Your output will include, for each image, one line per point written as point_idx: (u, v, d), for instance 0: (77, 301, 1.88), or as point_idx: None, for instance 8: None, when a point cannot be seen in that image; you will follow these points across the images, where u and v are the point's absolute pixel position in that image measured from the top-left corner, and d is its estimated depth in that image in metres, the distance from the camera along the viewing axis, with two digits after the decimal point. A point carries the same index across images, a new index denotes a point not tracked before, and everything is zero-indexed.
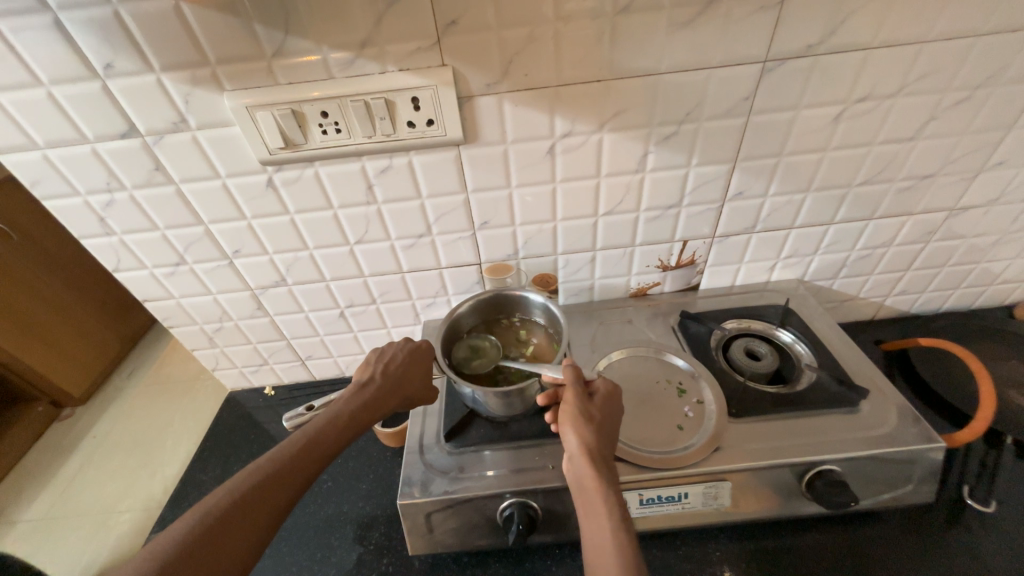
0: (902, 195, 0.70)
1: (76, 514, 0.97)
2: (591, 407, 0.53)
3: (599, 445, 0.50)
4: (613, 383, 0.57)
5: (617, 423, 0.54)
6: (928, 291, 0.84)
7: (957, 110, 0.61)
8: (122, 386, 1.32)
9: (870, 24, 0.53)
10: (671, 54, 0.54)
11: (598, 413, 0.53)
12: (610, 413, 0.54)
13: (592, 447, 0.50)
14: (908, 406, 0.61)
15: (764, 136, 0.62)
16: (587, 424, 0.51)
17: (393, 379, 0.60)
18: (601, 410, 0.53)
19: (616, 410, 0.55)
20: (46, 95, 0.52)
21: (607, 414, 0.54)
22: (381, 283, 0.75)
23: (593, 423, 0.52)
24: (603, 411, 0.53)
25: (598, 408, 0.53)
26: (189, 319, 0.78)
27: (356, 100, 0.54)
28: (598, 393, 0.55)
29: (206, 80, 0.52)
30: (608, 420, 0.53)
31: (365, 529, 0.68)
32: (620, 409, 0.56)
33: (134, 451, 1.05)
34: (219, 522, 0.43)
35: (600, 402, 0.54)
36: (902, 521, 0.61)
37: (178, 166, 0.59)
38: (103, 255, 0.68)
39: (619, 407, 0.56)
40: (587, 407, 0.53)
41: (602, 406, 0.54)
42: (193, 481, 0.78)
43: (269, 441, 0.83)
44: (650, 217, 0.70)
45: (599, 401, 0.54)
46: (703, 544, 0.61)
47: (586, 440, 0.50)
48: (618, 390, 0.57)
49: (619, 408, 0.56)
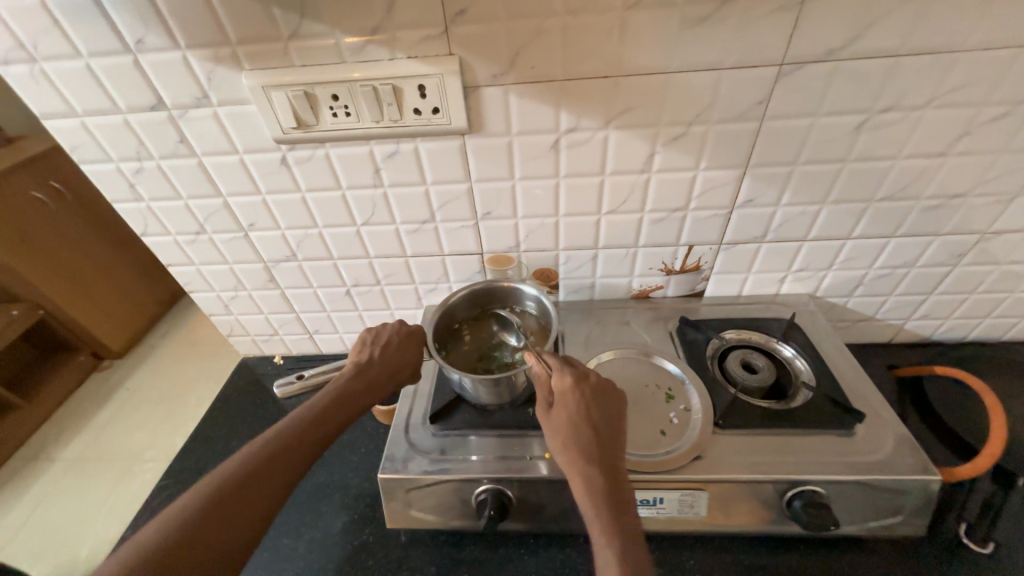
0: (928, 214, 0.66)
1: (102, 460, 1.04)
2: (554, 422, 0.54)
3: (570, 460, 0.51)
4: (562, 378, 0.54)
5: (587, 418, 0.52)
6: (953, 318, 0.80)
7: (992, 127, 0.57)
8: (156, 344, 1.41)
9: (897, 30, 0.51)
10: (681, 53, 0.53)
11: (560, 424, 0.53)
12: (571, 415, 0.53)
13: (566, 467, 0.51)
14: (908, 434, 0.58)
15: (777, 143, 0.60)
16: (556, 443, 0.53)
17: (390, 363, 0.62)
18: (559, 420, 0.53)
19: (578, 406, 0.53)
20: (84, 66, 0.56)
21: (566, 421, 0.53)
22: (385, 265, 0.77)
23: (558, 440, 0.53)
24: (562, 420, 0.53)
25: (557, 420, 0.53)
26: (207, 285, 0.83)
27: (364, 85, 0.55)
28: (554, 400, 0.55)
29: (227, 59, 0.55)
30: (572, 425, 0.52)
31: (351, 500, 0.71)
32: (584, 402, 0.53)
33: (162, 407, 1.13)
34: (230, 492, 0.46)
35: (557, 409, 0.54)
36: (889, 551, 0.59)
37: (200, 141, 0.63)
38: (132, 219, 0.73)
39: (582, 402, 0.53)
40: (550, 425, 0.54)
41: (560, 416, 0.53)
42: (201, 438, 0.83)
43: (272, 408, 0.88)
44: (655, 218, 0.69)
45: (558, 408, 0.54)
46: (677, 551, 0.60)
47: (561, 461, 0.52)
48: (571, 381, 0.54)
49: (582, 401, 0.53)
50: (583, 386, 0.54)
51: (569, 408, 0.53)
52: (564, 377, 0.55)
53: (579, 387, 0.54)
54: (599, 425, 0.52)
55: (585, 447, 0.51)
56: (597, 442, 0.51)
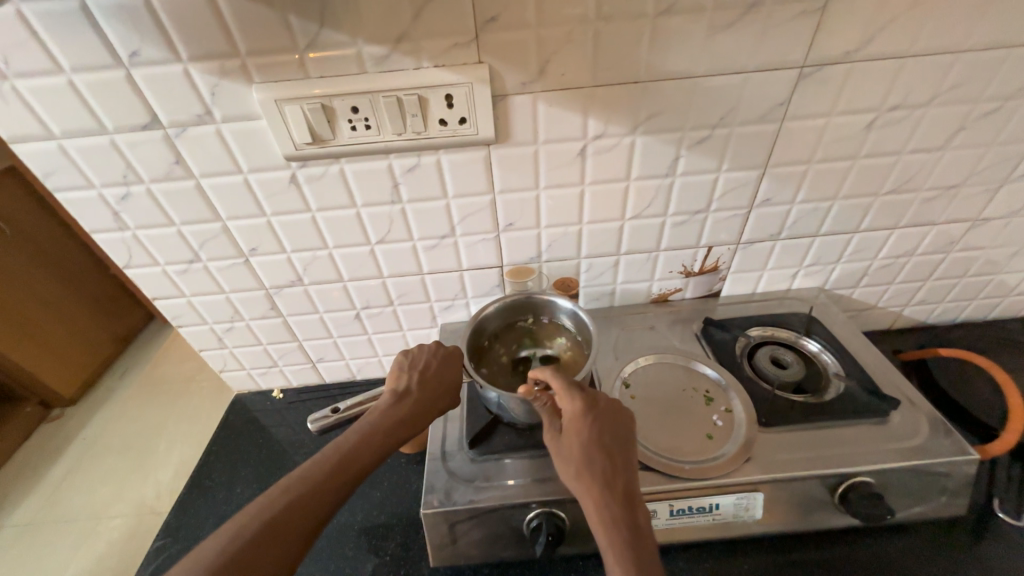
0: (927, 205, 0.70)
1: (65, 520, 0.93)
2: (565, 447, 0.51)
3: (585, 487, 0.48)
4: (572, 403, 0.51)
5: (600, 442, 0.50)
6: (946, 302, 0.84)
7: (986, 122, 0.61)
8: (114, 387, 1.27)
9: (907, 33, 0.53)
10: (708, 57, 0.53)
11: (571, 448, 0.50)
12: (584, 440, 0.50)
13: (581, 494, 0.49)
14: (939, 418, 0.61)
15: (795, 143, 0.62)
16: (568, 470, 0.50)
17: (428, 391, 0.57)
18: (570, 445, 0.50)
19: (590, 430, 0.50)
20: (67, 82, 0.50)
21: (579, 446, 0.50)
22: (400, 284, 0.73)
23: (572, 467, 0.50)
24: (574, 446, 0.50)
25: (569, 446, 0.50)
26: (199, 318, 0.76)
27: (388, 97, 0.53)
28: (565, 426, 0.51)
29: (235, 72, 0.51)
30: (585, 449, 0.49)
31: (380, 539, 0.65)
32: (597, 425, 0.50)
33: (127, 455, 1.01)
34: (249, 545, 0.41)
35: (568, 434, 0.51)
36: (930, 534, 0.60)
37: (199, 161, 0.58)
38: (114, 251, 0.66)
39: (593, 426, 0.50)
40: (561, 451, 0.51)
41: (572, 442, 0.50)
42: (198, 487, 0.76)
43: (277, 447, 0.81)
44: (677, 221, 0.69)
45: (569, 434, 0.51)
46: (731, 557, 0.59)
47: (575, 489, 0.49)
48: (581, 405, 0.51)
49: (594, 425, 0.50)
50: (594, 409, 0.51)
51: (579, 432, 0.50)
52: (571, 401, 0.51)
53: (590, 411, 0.51)
54: (612, 448, 0.50)
55: (600, 472, 0.48)
56: (609, 465, 0.49)
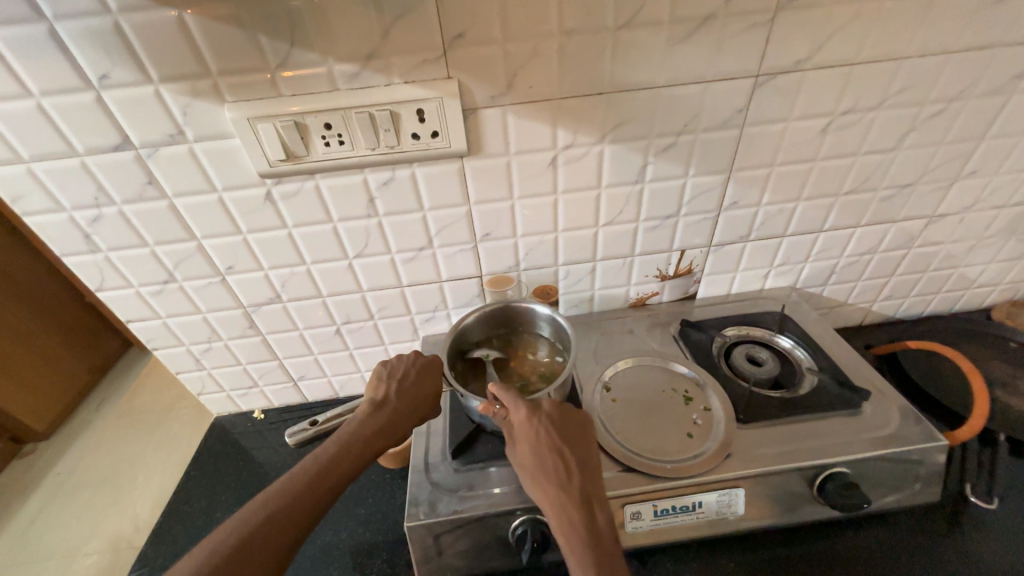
0: (885, 203, 0.73)
1: (35, 560, 0.89)
2: (520, 456, 0.52)
3: (542, 494, 0.49)
4: (517, 412, 0.53)
5: (551, 448, 0.50)
6: (912, 296, 0.87)
7: (933, 123, 0.65)
8: (90, 419, 1.24)
9: (852, 42, 0.56)
10: (668, 68, 0.56)
11: (527, 456, 0.51)
12: (535, 445, 0.51)
13: (540, 501, 0.49)
14: (908, 406, 0.63)
15: (757, 148, 0.64)
16: (527, 480, 0.51)
17: (407, 399, 0.57)
18: (525, 453, 0.51)
19: (541, 435, 0.51)
20: (35, 106, 0.50)
21: (531, 453, 0.51)
22: (380, 298, 0.73)
23: (529, 478, 0.50)
24: (529, 454, 0.51)
25: (523, 454, 0.51)
26: (175, 339, 0.74)
27: (360, 112, 0.54)
28: (517, 435, 0.53)
29: (206, 91, 0.52)
30: (538, 456, 0.50)
31: (365, 557, 0.64)
32: (545, 429, 0.51)
33: (102, 488, 0.97)
34: (225, 562, 0.41)
35: (522, 443, 0.52)
36: (908, 522, 0.61)
37: (172, 181, 0.58)
38: (86, 274, 0.65)
39: (541, 430, 0.51)
40: (518, 460, 0.52)
41: (525, 449, 0.51)
42: (175, 513, 0.74)
43: (258, 469, 0.79)
44: (650, 226, 0.71)
45: (522, 443, 0.52)
46: (718, 556, 0.60)
47: (534, 496, 0.50)
48: (526, 411, 0.52)
49: (543, 429, 0.51)
50: (540, 414, 0.52)
51: (530, 438, 0.51)
52: (519, 410, 0.53)
53: (537, 415, 0.52)
54: (565, 452, 0.50)
55: (555, 479, 0.49)
56: (564, 469, 0.49)
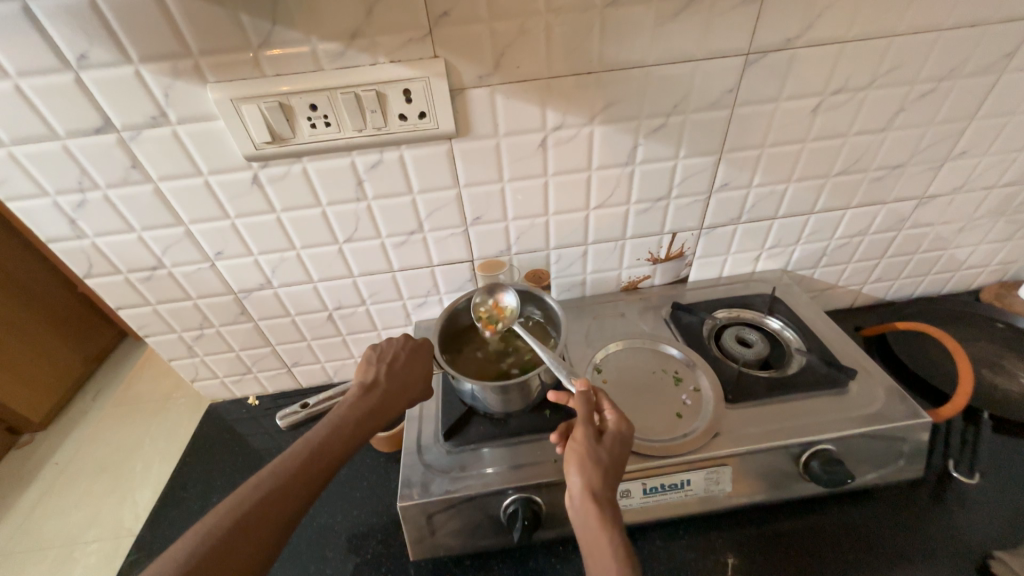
0: (875, 184, 0.73)
1: (34, 547, 0.89)
2: (604, 449, 0.50)
3: (608, 491, 0.48)
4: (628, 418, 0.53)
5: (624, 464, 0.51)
6: (902, 278, 0.88)
7: (924, 102, 0.64)
8: (86, 409, 1.23)
9: (842, 19, 0.56)
10: (657, 47, 0.55)
11: (609, 454, 0.50)
12: (623, 453, 0.51)
13: (602, 494, 0.47)
14: (894, 385, 0.63)
15: (747, 128, 0.64)
16: (600, 468, 0.48)
17: (396, 382, 0.58)
18: (611, 452, 0.50)
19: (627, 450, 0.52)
20: (13, 87, 0.49)
21: (619, 456, 0.50)
22: (372, 282, 0.73)
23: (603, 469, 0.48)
24: (615, 454, 0.50)
25: (612, 450, 0.50)
26: (166, 326, 0.74)
27: (345, 93, 0.53)
28: (611, 432, 0.51)
29: (188, 72, 0.51)
30: (620, 463, 0.50)
31: (361, 538, 0.65)
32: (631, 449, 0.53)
33: (100, 476, 0.98)
34: (220, 544, 0.42)
35: (613, 441, 0.51)
36: (892, 498, 0.63)
37: (157, 165, 0.57)
38: (73, 260, 0.65)
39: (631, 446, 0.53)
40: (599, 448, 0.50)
41: (616, 447, 0.50)
42: (172, 498, 0.74)
43: (254, 454, 0.80)
44: (640, 209, 0.71)
45: (608, 441, 0.50)
46: (706, 533, 0.61)
47: (595, 484, 0.47)
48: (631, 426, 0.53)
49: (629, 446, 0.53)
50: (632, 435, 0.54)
51: (623, 445, 0.51)
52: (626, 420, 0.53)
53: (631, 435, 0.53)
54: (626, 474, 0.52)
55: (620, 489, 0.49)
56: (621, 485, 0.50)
